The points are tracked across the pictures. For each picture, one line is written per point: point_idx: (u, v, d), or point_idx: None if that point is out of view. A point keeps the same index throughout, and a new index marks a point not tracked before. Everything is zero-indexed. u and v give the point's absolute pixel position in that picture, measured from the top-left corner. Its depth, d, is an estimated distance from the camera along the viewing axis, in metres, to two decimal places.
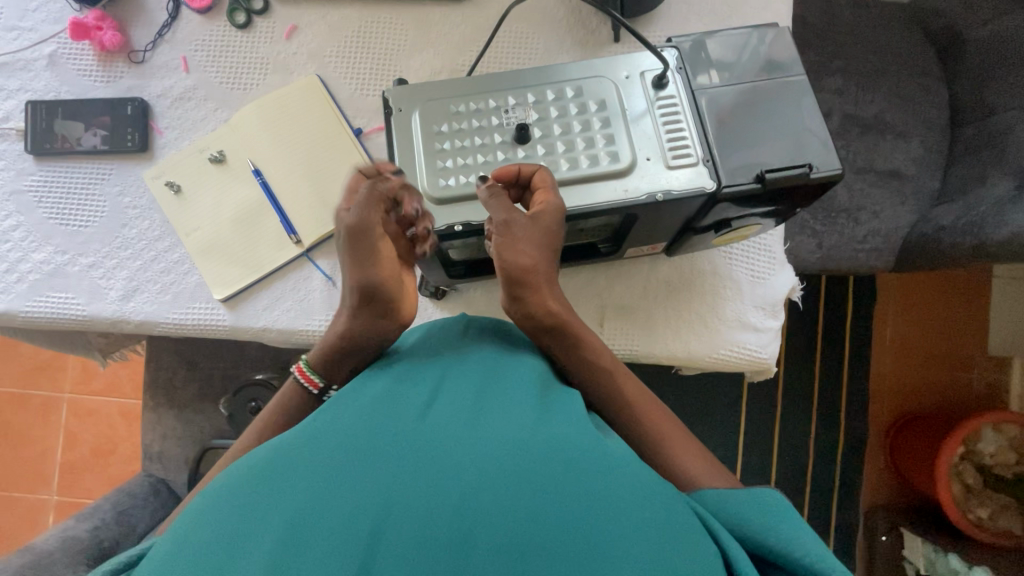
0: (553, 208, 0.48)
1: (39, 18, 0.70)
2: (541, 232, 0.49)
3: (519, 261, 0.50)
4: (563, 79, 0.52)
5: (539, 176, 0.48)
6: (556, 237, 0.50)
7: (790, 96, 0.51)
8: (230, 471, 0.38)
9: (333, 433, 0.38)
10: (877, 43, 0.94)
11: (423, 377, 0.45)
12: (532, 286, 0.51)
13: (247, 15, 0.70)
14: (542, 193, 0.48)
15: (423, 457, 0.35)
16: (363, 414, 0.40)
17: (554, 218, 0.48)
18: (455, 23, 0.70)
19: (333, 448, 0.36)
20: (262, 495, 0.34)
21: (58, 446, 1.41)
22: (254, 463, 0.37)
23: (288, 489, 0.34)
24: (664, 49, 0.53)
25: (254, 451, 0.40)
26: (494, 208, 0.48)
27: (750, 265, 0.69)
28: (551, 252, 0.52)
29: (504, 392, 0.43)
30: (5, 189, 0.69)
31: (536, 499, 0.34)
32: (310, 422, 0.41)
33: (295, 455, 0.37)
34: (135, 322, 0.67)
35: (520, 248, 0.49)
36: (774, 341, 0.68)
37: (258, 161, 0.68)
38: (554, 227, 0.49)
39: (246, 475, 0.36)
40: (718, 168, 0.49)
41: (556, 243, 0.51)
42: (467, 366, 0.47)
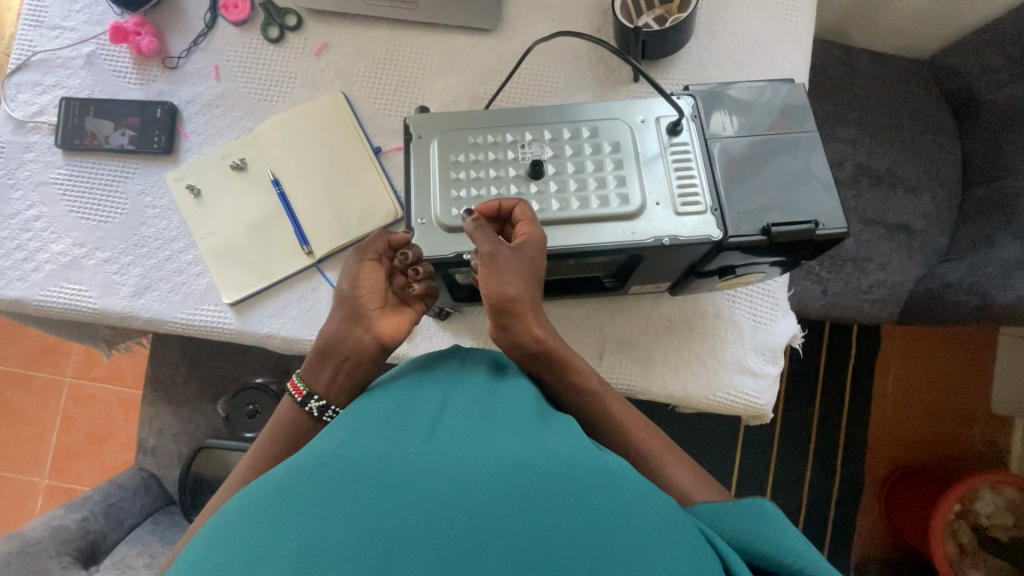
0: (536, 238, 0.48)
1: (81, 18, 0.73)
2: (524, 265, 0.49)
3: (500, 295, 0.49)
4: (580, 119, 0.53)
5: (518, 208, 0.49)
6: (539, 269, 0.50)
7: (801, 151, 0.52)
8: (241, 494, 0.39)
9: (336, 461, 0.39)
10: (894, 97, 0.96)
11: (425, 403, 0.45)
12: (518, 315, 0.50)
13: (280, 30, 0.72)
14: (521, 224, 0.49)
15: (430, 478, 0.36)
16: (370, 435, 0.41)
17: (535, 249, 0.49)
18: (480, 52, 0.72)
19: (342, 470, 0.38)
20: (275, 518, 0.35)
21: (54, 430, 1.41)
22: (259, 494, 0.38)
23: (302, 513, 0.35)
24: (680, 96, 0.54)
25: (257, 482, 0.40)
26: (480, 240, 0.48)
27: (753, 310, 0.69)
28: (536, 285, 0.51)
29: (507, 412, 0.45)
30: (32, 180, 0.71)
31: (542, 516, 0.35)
32: (313, 448, 0.42)
33: (306, 477, 0.38)
34: (143, 319, 0.68)
35: (503, 280, 0.48)
36: (772, 388, 0.68)
37: (278, 171, 0.69)
38: (537, 258, 0.49)
39: (256, 502, 0.37)
40: (725, 218, 0.50)
41: (540, 276, 0.51)
42: (471, 387, 0.48)
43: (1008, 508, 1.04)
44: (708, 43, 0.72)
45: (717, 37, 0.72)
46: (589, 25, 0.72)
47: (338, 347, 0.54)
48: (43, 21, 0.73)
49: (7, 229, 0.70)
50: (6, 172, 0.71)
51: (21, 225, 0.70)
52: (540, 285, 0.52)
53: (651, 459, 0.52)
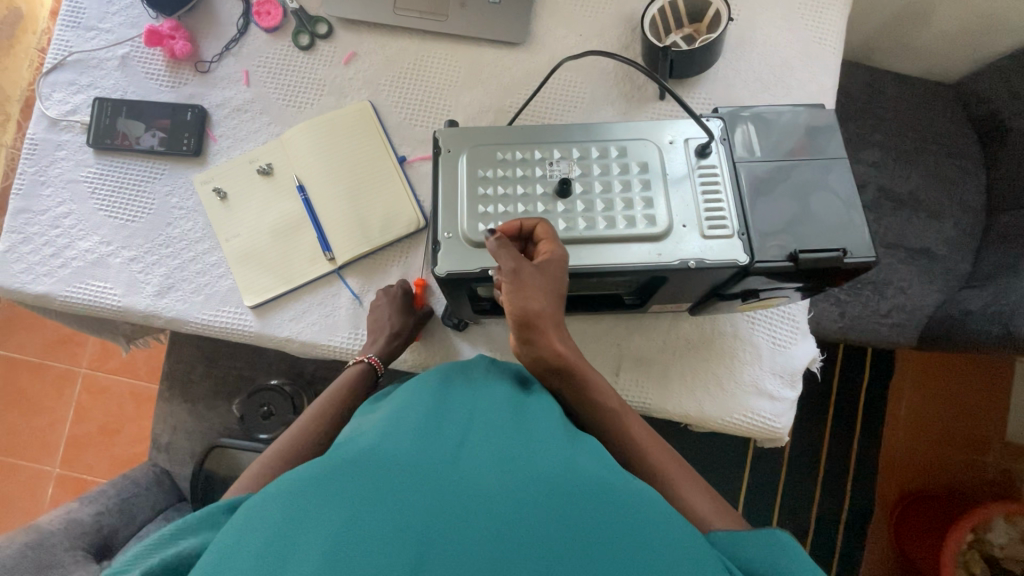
0: (559, 255, 0.47)
1: (117, 21, 0.74)
2: (547, 281, 0.47)
3: (525, 313, 0.46)
4: (608, 138, 0.53)
5: (538, 227, 0.48)
6: (562, 285, 0.48)
7: (830, 179, 0.52)
8: (268, 490, 0.40)
9: (362, 463, 0.39)
10: (919, 121, 0.95)
11: (452, 412, 0.45)
12: (540, 331, 0.47)
13: (311, 38, 0.73)
14: (542, 241, 0.48)
15: (458, 488, 0.36)
16: (396, 436, 0.41)
17: (554, 265, 0.48)
18: (508, 65, 0.73)
19: (368, 470, 0.38)
20: (303, 513, 0.36)
21: (67, 419, 1.43)
22: (285, 491, 0.38)
23: (329, 512, 0.35)
24: (709, 118, 0.54)
25: (283, 479, 0.40)
26: (503, 256, 0.47)
27: (772, 333, 0.69)
28: (559, 303, 0.49)
29: (531, 423, 0.45)
30: (62, 177, 0.72)
31: (565, 531, 0.35)
32: (341, 449, 0.42)
33: (333, 474, 0.38)
34: (165, 318, 0.69)
35: (527, 296, 0.46)
36: (789, 412, 0.68)
37: (304, 177, 0.70)
38: (561, 276, 0.48)
39: (281, 500, 0.38)
40: (752, 243, 0.50)
41: (563, 294, 0.49)
42: (493, 398, 0.48)
43: (1022, 540, 1.02)
44: (735, 63, 0.72)
45: (743, 58, 0.72)
46: (617, 42, 0.73)
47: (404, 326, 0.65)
48: (80, 22, 0.74)
49: (37, 225, 0.71)
50: (38, 169, 0.72)
51: (50, 221, 0.71)
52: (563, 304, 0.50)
53: (668, 478, 0.51)
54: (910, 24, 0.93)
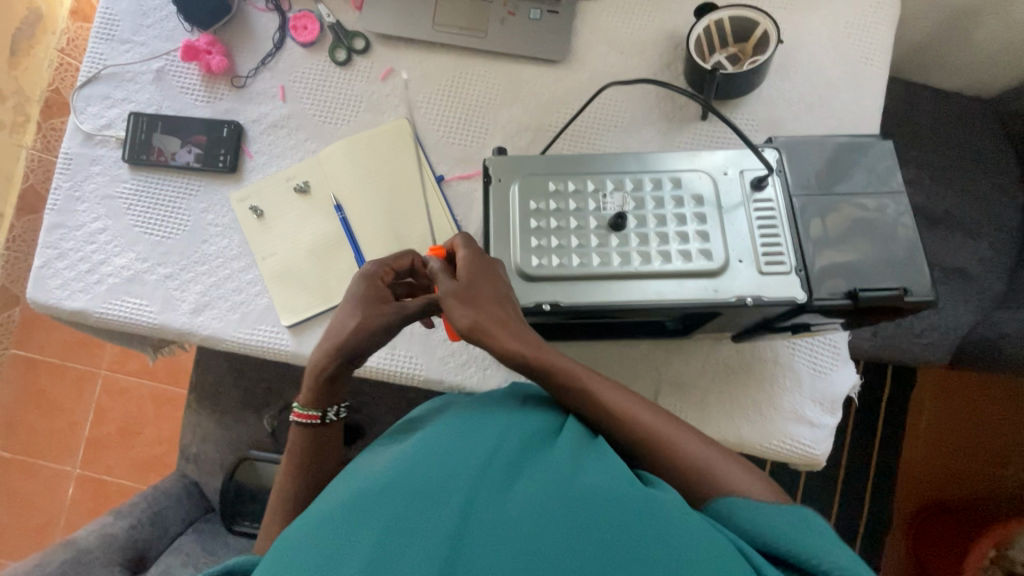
0: (478, 258, 0.49)
1: (151, 34, 0.73)
2: (462, 287, 0.47)
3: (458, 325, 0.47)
4: (662, 170, 0.52)
5: (455, 238, 0.51)
6: (483, 282, 0.47)
7: (889, 214, 0.51)
8: (308, 517, 0.43)
9: (390, 492, 0.41)
10: (956, 137, 0.93)
11: (480, 432, 0.46)
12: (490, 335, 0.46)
13: (348, 53, 0.72)
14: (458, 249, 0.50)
15: (475, 516, 0.38)
16: (430, 462, 0.43)
17: (470, 267, 0.48)
18: (548, 83, 0.72)
19: (394, 497, 0.40)
20: (342, 538, 0.39)
21: (87, 420, 1.43)
22: (322, 521, 0.41)
23: (361, 541, 0.38)
24: (765, 149, 0.53)
25: (323, 508, 0.43)
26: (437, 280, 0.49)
27: (814, 360, 0.68)
28: (496, 298, 0.47)
29: (562, 447, 0.45)
30: (98, 193, 0.72)
31: (581, 555, 0.37)
32: (374, 474, 0.44)
33: (365, 504, 0.40)
34: (201, 336, 0.69)
35: (449, 310, 0.47)
36: (828, 439, 0.68)
37: (342, 197, 0.70)
38: (490, 274, 0.48)
39: (319, 528, 0.40)
40: (810, 281, 0.49)
41: (505, 292, 0.48)
42: (528, 419, 0.49)
43: None
44: (778, 83, 0.71)
45: (786, 79, 0.71)
46: (658, 61, 0.72)
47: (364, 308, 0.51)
48: (114, 34, 0.73)
49: (72, 241, 0.71)
50: (73, 184, 0.72)
51: (85, 237, 0.71)
52: (511, 298, 0.48)
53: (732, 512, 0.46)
54: (949, 40, 0.91)
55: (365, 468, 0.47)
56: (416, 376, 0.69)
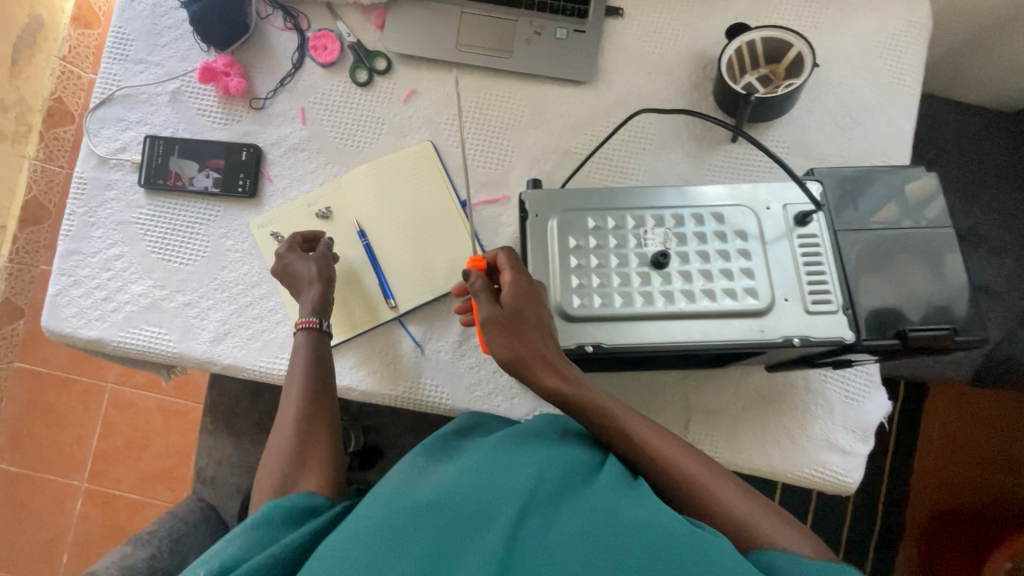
0: (524, 287, 0.47)
1: (167, 54, 0.71)
2: (510, 318, 0.46)
3: (500, 353, 0.47)
4: (704, 205, 0.51)
5: (500, 255, 0.49)
6: (531, 315, 0.46)
7: (937, 248, 0.50)
8: (345, 527, 0.42)
9: (435, 510, 0.41)
10: (981, 152, 0.92)
11: (526, 459, 0.46)
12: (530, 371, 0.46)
13: (369, 74, 0.70)
14: (505, 271, 0.48)
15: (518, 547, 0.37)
16: (471, 491, 0.42)
17: (518, 296, 0.47)
18: (573, 104, 0.70)
19: (438, 516, 0.40)
20: (378, 556, 0.38)
21: (93, 434, 1.40)
22: (361, 530, 0.40)
23: (402, 557, 0.37)
24: (808, 181, 0.52)
25: (361, 516, 0.42)
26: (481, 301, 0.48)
27: (845, 387, 0.67)
28: (541, 331, 0.46)
29: (607, 481, 0.44)
30: (114, 219, 0.70)
31: None
32: (418, 490, 0.44)
33: (408, 518, 0.40)
34: (222, 365, 0.67)
35: (493, 337, 0.47)
36: (860, 467, 0.66)
37: (366, 224, 0.68)
38: (534, 304, 0.47)
39: (357, 537, 0.40)
40: (858, 319, 0.48)
41: (546, 325, 0.47)
42: (572, 452, 0.47)
43: None
44: (809, 104, 0.70)
45: (817, 100, 0.70)
46: (687, 81, 0.70)
47: (284, 259, 0.63)
48: (128, 55, 0.72)
49: (88, 268, 0.69)
50: (87, 210, 0.70)
51: (102, 263, 0.69)
52: (553, 332, 0.47)
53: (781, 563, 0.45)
54: None
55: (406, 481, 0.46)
56: (442, 406, 0.66)
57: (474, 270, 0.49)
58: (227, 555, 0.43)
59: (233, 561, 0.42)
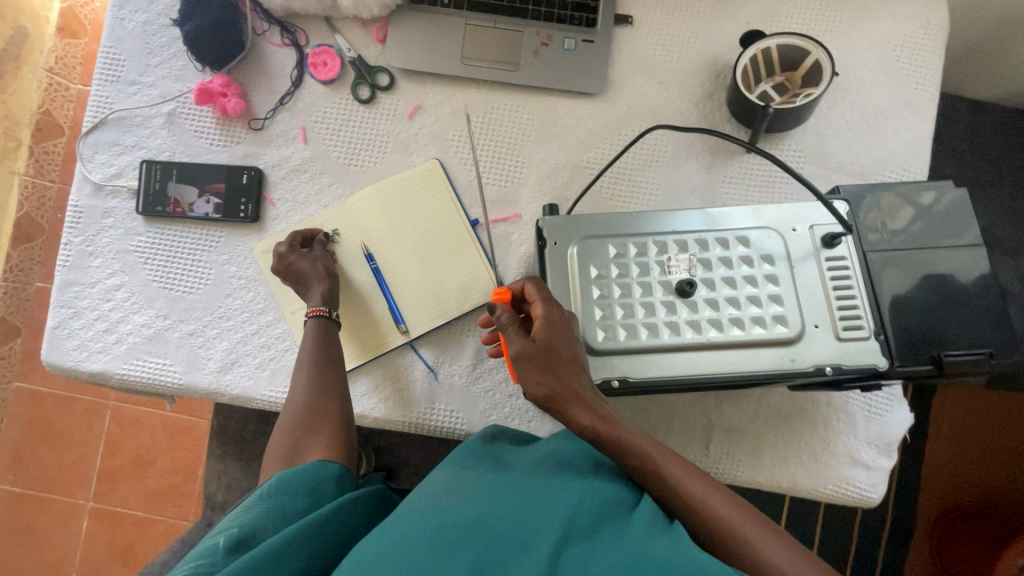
0: (556, 319, 0.45)
1: (160, 74, 0.69)
2: (544, 353, 0.45)
3: (535, 389, 0.45)
4: (728, 229, 0.50)
5: (528, 286, 0.47)
6: (566, 350, 0.45)
7: (966, 266, 0.49)
8: (384, 538, 0.42)
9: (471, 532, 0.41)
10: (995, 151, 0.90)
11: (562, 488, 0.45)
12: (563, 409, 0.45)
13: (371, 90, 0.68)
14: (534, 303, 0.47)
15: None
16: (507, 521, 0.42)
17: (550, 330, 0.45)
18: (584, 118, 0.68)
19: (473, 540, 0.40)
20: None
21: (97, 453, 1.38)
22: (403, 545, 0.40)
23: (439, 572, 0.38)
24: (835, 201, 0.50)
25: (402, 530, 0.42)
26: (509, 336, 0.46)
27: (867, 400, 0.66)
28: (575, 366, 0.45)
29: (642, 518, 0.44)
30: (112, 247, 0.68)
31: None
32: (455, 510, 0.44)
33: (446, 537, 0.40)
34: (230, 396, 0.66)
35: (527, 372, 0.45)
36: (884, 481, 0.65)
37: (373, 246, 0.66)
38: (566, 336, 0.45)
39: (401, 551, 0.40)
40: (890, 345, 0.47)
41: (579, 357, 0.46)
42: (607, 487, 0.46)
43: None
44: (826, 112, 0.68)
45: (834, 107, 0.68)
46: (700, 90, 0.68)
47: (287, 258, 0.63)
48: (120, 76, 0.69)
49: (87, 299, 0.67)
50: (84, 239, 0.68)
51: (101, 294, 0.67)
52: (586, 366, 0.46)
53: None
54: None
55: (444, 499, 0.46)
56: (458, 433, 0.64)
57: (500, 303, 0.48)
58: (243, 521, 0.46)
59: (249, 529, 0.45)
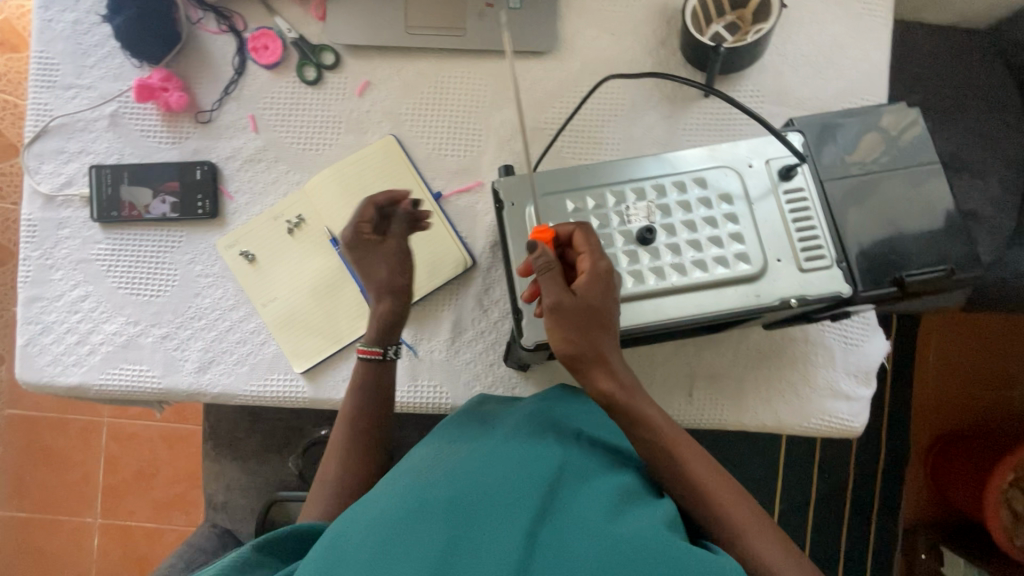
0: (599, 275, 0.45)
1: (97, 74, 0.67)
2: (580, 310, 0.44)
3: (562, 343, 0.45)
4: (685, 170, 0.50)
5: (579, 236, 0.46)
6: (606, 312, 0.44)
7: (924, 185, 0.49)
8: (369, 507, 0.43)
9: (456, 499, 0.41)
10: (958, 74, 0.89)
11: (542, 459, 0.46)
12: (583, 371, 0.45)
13: (318, 70, 0.66)
14: (583, 253, 0.46)
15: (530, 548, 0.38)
16: (488, 483, 0.43)
17: (592, 286, 0.45)
18: (538, 78, 0.67)
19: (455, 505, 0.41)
20: (399, 546, 0.39)
21: (100, 470, 1.38)
22: (389, 511, 0.41)
23: (424, 536, 0.39)
24: (789, 133, 0.50)
25: (387, 499, 0.43)
26: (546, 283, 0.45)
27: (843, 332, 0.67)
28: (608, 329, 0.45)
29: (613, 489, 0.45)
30: (72, 258, 0.66)
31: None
32: (439, 477, 0.44)
33: (430, 501, 0.41)
34: (211, 395, 0.65)
35: (561, 324, 0.44)
36: (864, 409, 0.67)
37: (337, 230, 0.65)
38: (605, 296, 0.45)
39: (385, 519, 0.41)
40: (853, 271, 0.47)
41: (613, 321, 0.46)
42: (584, 464, 0.48)
43: None
44: (782, 47, 0.67)
45: (789, 41, 0.67)
46: (653, 38, 0.67)
47: (364, 250, 0.59)
48: (56, 80, 0.67)
49: (54, 313, 0.66)
50: (42, 252, 0.66)
51: (68, 306, 0.66)
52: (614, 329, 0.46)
53: None
54: None
55: (427, 468, 0.47)
56: (444, 405, 0.64)
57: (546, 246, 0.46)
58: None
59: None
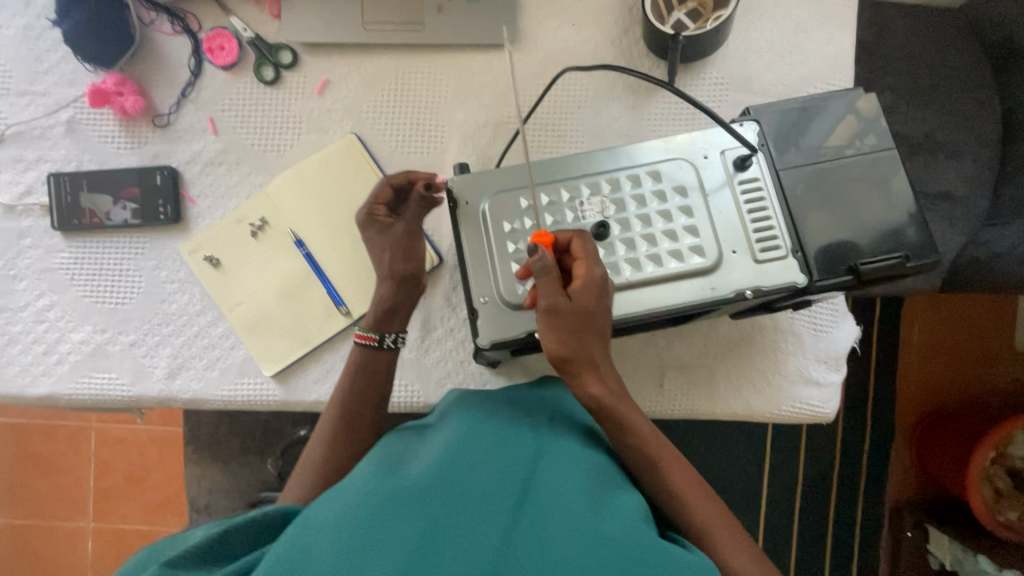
0: (593, 283, 0.45)
1: (52, 80, 0.65)
2: (574, 315, 0.45)
3: (554, 347, 0.45)
4: (640, 164, 0.49)
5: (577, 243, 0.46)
6: (600, 320, 0.45)
7: (880, 172, 0.49)
8: (343, 495, 0.42)
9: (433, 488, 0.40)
10: (931, 54, 0.88)
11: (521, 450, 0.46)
12: (573, 373, 0.46)
13: (276, 70, 0.65)
14: (579, 260, 0.46)
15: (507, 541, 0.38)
16: (466, 472, 0.42)
17: (587, 292, 0.45)
18: (499, 71, 0.66)
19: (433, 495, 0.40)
20: (373, 535, 0.37)
21: (91, 474, 1.39)
22: (363, 500, 0.40)
23: (399, 527, 0.38)
24: (745, 123, 0.50)
25: (361, 487, 0.42)
26: (542, 285, 0.45)
27: (813, 319, 0.67)
28: (599, 336, 0.46)
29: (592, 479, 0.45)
30: (35, 268, 0.66)
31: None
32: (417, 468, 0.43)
33: (407, 491, 0.40)
34: (182, 401, 0.65)
35: (554, 330, 0.45)
36: (835, 395, 0.67)
37: (301, 232, 0.65)
38: (597, 303, 0.45)
39: (359, 509, 0.39)
40: (809, 261, 0.47)
41: (604, 328, 0.46)
42: (563, 450, 0.47)
43: None
44: (746, 34, 0.66)
45: (752, 27, 0.66)
46: (614, 27, 0.66)
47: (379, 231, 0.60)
48: (9, 87, 0.66)
49: (20, 323, 0.66)
50: (5, 263, 0.66)
51: (33, 316, 0.66)
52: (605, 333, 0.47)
53: None
54: None
55: (402, 459, 0.46)
56: (416, 403, 0.64)
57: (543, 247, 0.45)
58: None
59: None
